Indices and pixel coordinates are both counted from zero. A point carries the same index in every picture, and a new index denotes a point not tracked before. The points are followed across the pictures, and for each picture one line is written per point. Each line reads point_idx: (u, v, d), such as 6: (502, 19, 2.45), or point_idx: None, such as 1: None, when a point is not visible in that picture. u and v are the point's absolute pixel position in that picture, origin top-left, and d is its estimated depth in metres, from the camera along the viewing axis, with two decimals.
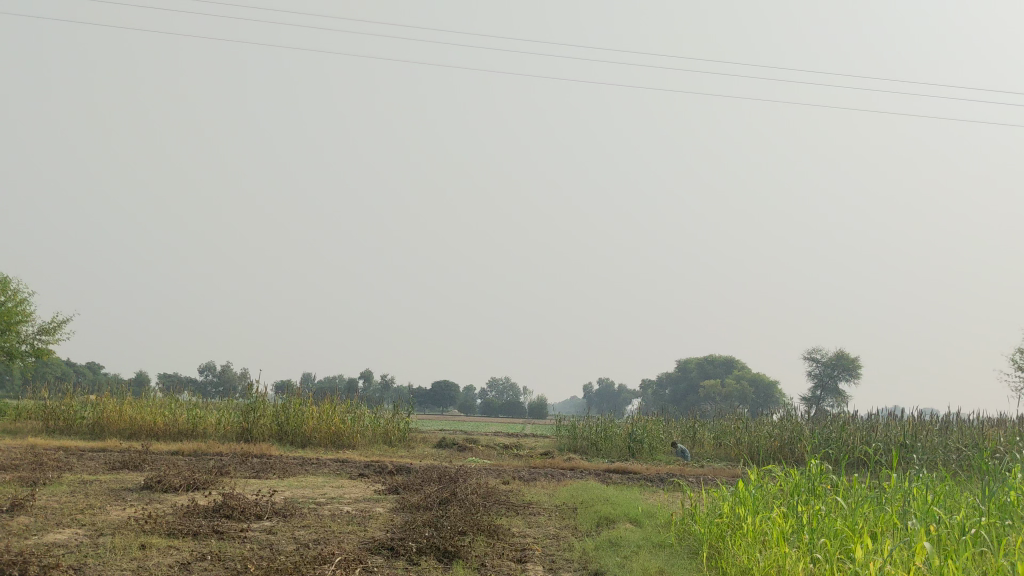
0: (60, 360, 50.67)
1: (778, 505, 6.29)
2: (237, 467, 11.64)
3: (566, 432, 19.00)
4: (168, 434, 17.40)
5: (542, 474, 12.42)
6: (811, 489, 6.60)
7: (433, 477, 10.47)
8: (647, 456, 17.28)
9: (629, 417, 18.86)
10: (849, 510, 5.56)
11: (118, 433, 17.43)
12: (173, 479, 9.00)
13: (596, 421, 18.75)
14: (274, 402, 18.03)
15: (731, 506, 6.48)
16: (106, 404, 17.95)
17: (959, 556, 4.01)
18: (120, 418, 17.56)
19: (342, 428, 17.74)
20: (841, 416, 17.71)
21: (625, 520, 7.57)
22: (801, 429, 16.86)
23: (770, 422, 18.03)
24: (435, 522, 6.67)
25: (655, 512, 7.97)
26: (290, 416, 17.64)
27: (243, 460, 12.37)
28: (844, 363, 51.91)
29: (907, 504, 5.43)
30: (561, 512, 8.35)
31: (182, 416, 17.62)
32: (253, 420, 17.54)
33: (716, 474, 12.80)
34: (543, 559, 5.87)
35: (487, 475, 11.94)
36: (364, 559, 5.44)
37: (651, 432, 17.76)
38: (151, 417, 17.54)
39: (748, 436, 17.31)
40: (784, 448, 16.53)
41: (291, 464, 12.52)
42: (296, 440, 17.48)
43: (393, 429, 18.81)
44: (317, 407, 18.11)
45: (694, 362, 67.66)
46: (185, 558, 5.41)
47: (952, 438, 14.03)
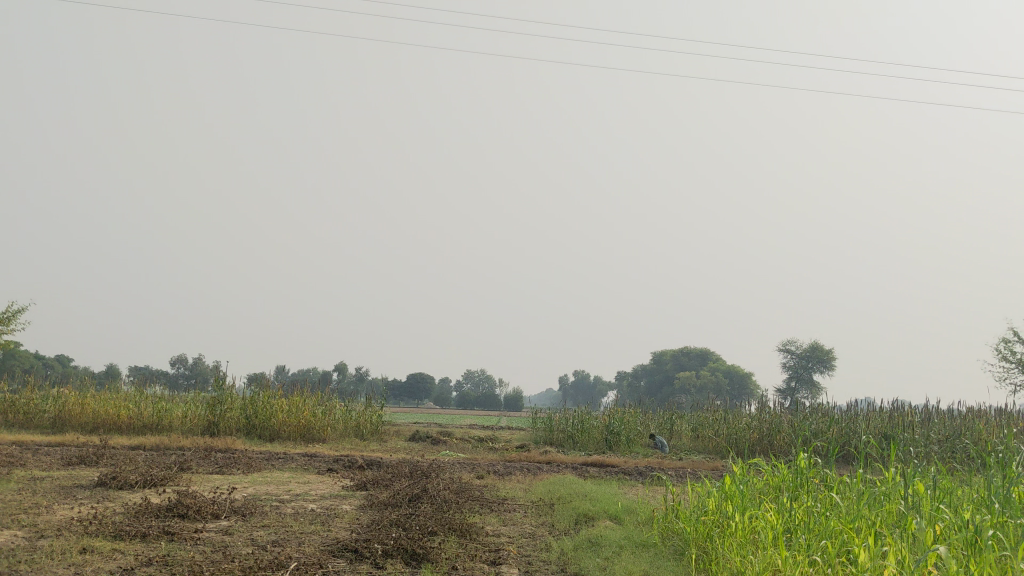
0: (26, 353, 49.67)
1: (768, 502, 5.93)
2: (200, 462, 11.18)
3: (542, 424, 18.64)
4: (132, 428, 16.87)
5: (517, 468, 12.04)
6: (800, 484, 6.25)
7: (403, 472, 10.05)
8: (624, 448, 16.95)
9: (605, 409, 18.54)
10: (845, 509, 5.21)
11: (80, 427, 16.89)
12: (130, 476, 8.54)
13: (573, 413, 18.41)
14: (242, 394, 17.54)
15: (718, 504, 6.12)
16: (67, 397, 17.39)
17: (974, 559, 3.67)
18: (82, 411, 17.02)
19: (312, 421, 17.28)
20: (821, 408, 17.44)
21: (605, 518, 7.18)
22: (780, 421, 16.59)
23: (749, 414, 17.75)
24: (404, 522, 6.26)
25: (636, 508, 7.60)
26: (258, 410, 17.15)
27: (207, 455, 11.90)
28: (818, 355, 51.90)
29: (906, 501, 5.10)
30: (538, 508, 7.97)
31: (146, 409, 17.08)
32: (220, 413, 17.02)
33: (695, 468, 12.47)
34: (518, 561, 5.47)
35: (459, 469, 11.54)
36: (324, 563, 5.02)
37: (628, 424, 17.44)
38: (114, 410, 17.01)
39: (726, 428, 17.03)
40: (763, 440, 16.25)
41: (257, 459, 12.06)
42: (265, 434, 17.01)
43: (365, 422, 18.38)
44: (286, 399, 17.65)
45: (670, 355, 67.52)
46: (128, 564, 4.96)
47: (935, 430, 13.78)
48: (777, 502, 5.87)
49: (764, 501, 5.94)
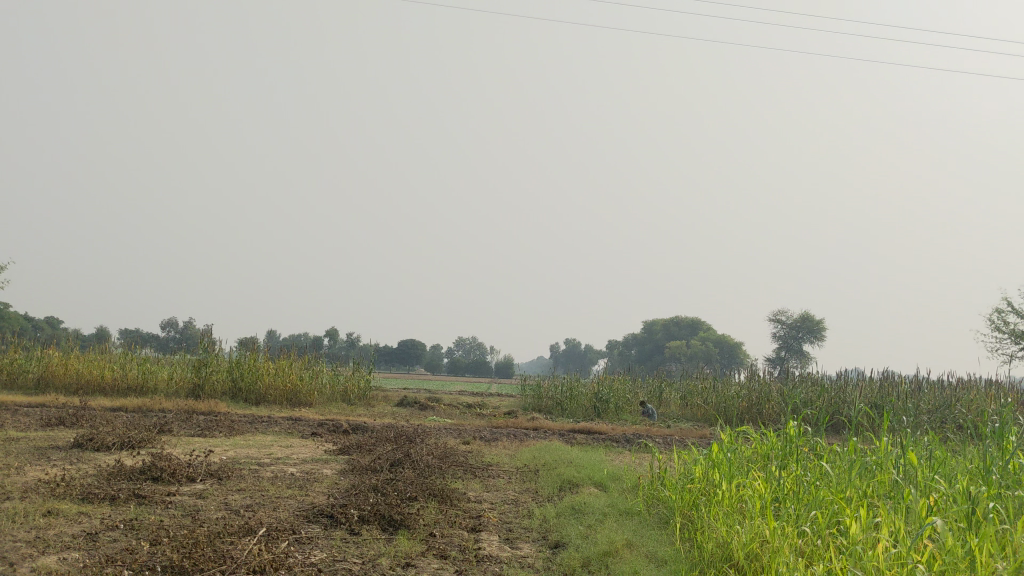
0: (16, 315, 49.37)
1: (757, 472, 5.78)
2: (181, 425, 11.01)
3: (531, 391, 18.53)
4: (117, 390, 16.68)
5: (504, 434, 11.88)
6: (790, 453, 6.09)
7: (387, 437, 9.88)
8: (613, 416, 16.82)
9: (595, 376, 18.41)
10: (837, 478, 5.05)
11: (64, 388, 16.70)
12: (107, 438, 8.36)
13: (562, 380, 18.29)
14: (227, 357, 17.34)
15: (706, 472, 5.95)
16: (51, 358, 17.20)
17: (972, 532, 3.49)
18: (66, 372, 16.82)
19: (299, 385, 17.12)
20: (811, 377, 17.33)
21: (590, 485, 7.01)
22: (770, 390, 16.47)
23: (740, 383, 17.63)
24: (384, 487, 6.09)
25: (622, 475, 7.45)
26: (244, 373, 16.96)
27: (188, 418, 11.70)
28: (809, 326, 51.89)
29: (899, 471, 4.93)
30: (522, 475, 7.81)
31: (130, 371, 16.89)
32: (205, 375, 16.81)
33: (684, 436, 12.32)
34: (499, 528, 5.30)
35: (445, 435, 11.38)
36: (297, 529, 4.84)
37: (618, 391, 17.31)
38: (98, 372, 16.81)
39: (716, 397, 16.91)
40: (752, 408, 16.15)
41: (240, 423, 11.87)
42: (250, 398, 16.84)
43: (353, 387, 18.23)
44: (273, 363, 17.46)
45: (662, 323, 67.51)
46: (93, 527, 4.77)
47: (925, 400, 13.67)
48: (765, 471, 5.71)
49: (754, 471, 5.78)
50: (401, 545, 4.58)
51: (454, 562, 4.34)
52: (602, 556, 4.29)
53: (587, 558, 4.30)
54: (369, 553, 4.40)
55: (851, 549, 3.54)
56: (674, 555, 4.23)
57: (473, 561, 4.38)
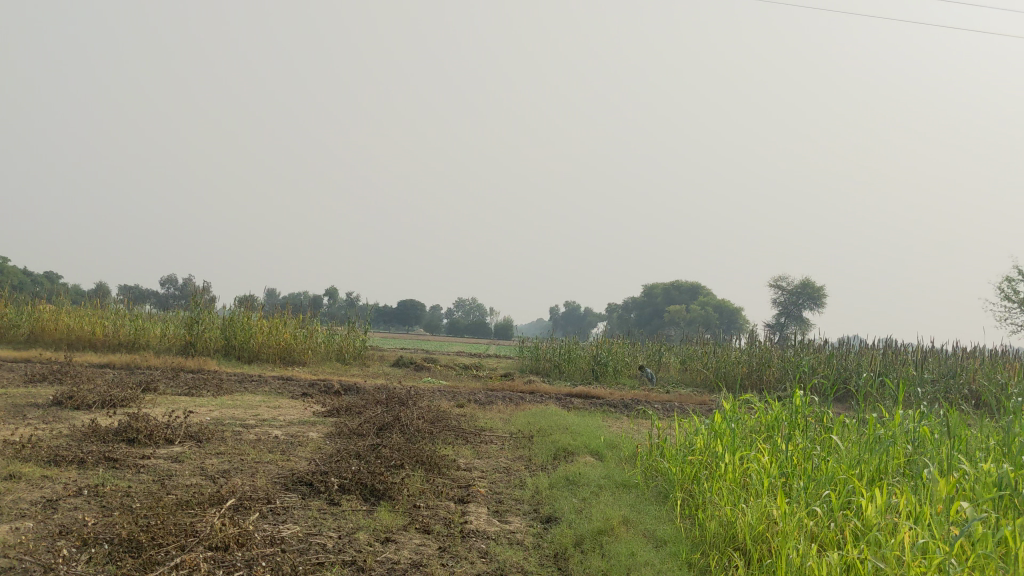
0: (15, 269, 49.04)
1: (763, 445, 5.48)
2: (167, 383, 10.73)
3: (529, 353, 18.30)
4: (108, 346, 16.40)
5: (499, 398, 11.61)
6: (795, 423, 5.79)
7: (378, 398, 9.59)
8: (611, 379, 16.57)
9: (593, 340, 18.16)
10: (849, 453, 4.75)
11: (54, 344, 16.42)
12: (87, 396, 8.07)
13: (560, 342, 18.05)
14: (221, 314, 17.05)
15: (708, 444, 5.66)
16: (41, 313, 16.89)
17: (1001, 517, 3.19)
18: (56, 327, 16.54)
19: (292, 343, 16.84)
20: (813, 344, 17.08)
21: (586, 454, 6.74)
22: (771, 355, 16.22)
23: (740, 348, 17.37)
24: (368, 454, 5.81)
25: (619, 443, 7.16)
26: (237, 330, 16.66)
27: (175, 376, 11.41)
28: (809, 292, 51.59)
29: (914, 447, 4.62)
30: (516, 441, 7.53)
31: (122, 326, 16.60)
32: (198, 333, 16.51)
33: (683, 402, 12.06)
34: (488, 499, 5.01)
35: (438, 397, 11.11)
36: (273, 499, 4.56)
37: (616, 354, 17.04)
38: (89, 327, 16.53)
39: (715, 361, 16.66)
40: (752, 373, 15.91)
41: (229, 381, 11.59)
42: (244, 356, 16.57)
43: (348, 346, 17.97)
44: (267, 321, 17.17)
45: (662, 288, 67.23)
46: (55, 493, 4.47)
47: (928, 369, 13.42)
48: (772, 444, 5.41)
49: (760, 444, 5.49)
50: (381, 517, 4.29)
51: (437, 538, 4.05)
52: (596, 535, 4.00)
53: (580, 537, 4.01)
54: (346, 526, 4.11)
55: (870, 535, 3.24)
56: (674, 534, 3.94)
57: (458, 537, 4.09)
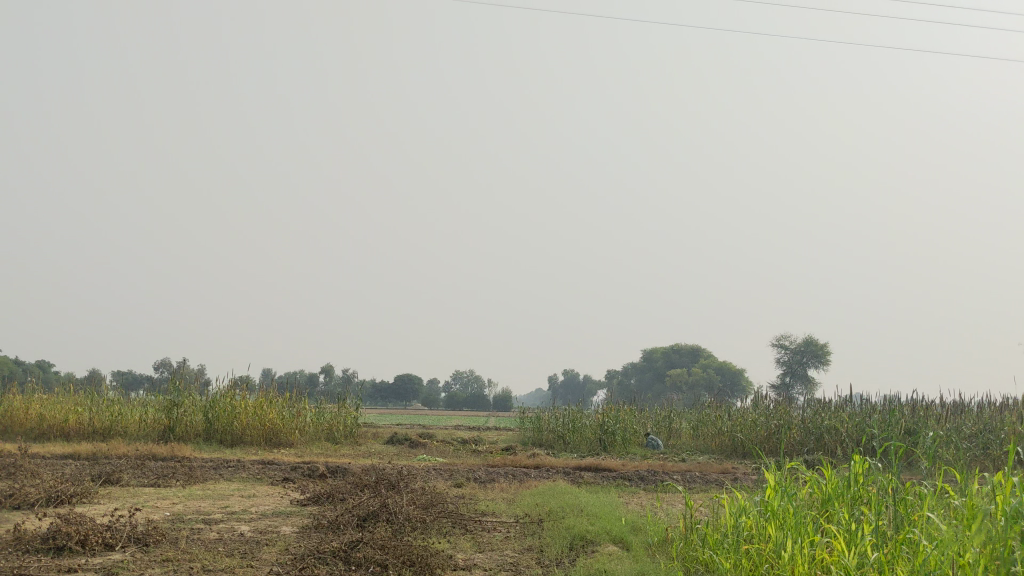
0: (5, 358, 47.94)
1: (832, 538, 4.50)
2: (133, 475, 9.64)
3: (530, 424, 17.23)
4: (82, 434, 15.30)
5: (501, 474, 10.55)
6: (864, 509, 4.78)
7: (366, 481, 8.51)
8: (620, 449, 15.46)
9: (599, 407, 17.06)
10: (958, 540, 3.78)
11: (24, 435, 15.32)
12: (30, 493, 7.01)
13: (563, 411, 16.98)
14: (202, 395, 15.98)
15: (765, 538, 4.66)
16: (11, 401, 15.80)
17: None
18: (27, 417, 15.45)
19: (278, 425, 15.72)
20: (833, 401, 15.98)
21: (608, 543, 5.69)
22: (790, 417, 15.13)
23: (756, 409, 16.24)
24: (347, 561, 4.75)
25: (647, 527, 6.12)
26: (220, 412, 15.58)
27: (140, 465, 10.31)
28: (813, 350, 50.64)
29: None
30: (524, 528, 6.46)
31: (96, 413, 15.52)
32: (177, 417, 15.48)
33: (705, 472, 10.94)
34: None
35: (433, 477, 10.03)
36: None
37: (625, 423, 15.93)
38: (62, 415, 15.43)
39: (731, 424, 15.58)
40: (772, 437, 14.83)
41: (202, 469, 10.49)
42: (227, 440, 15.45)
43: (339, 425, 16.88)
44: (252, 400, 16.07)
45: (661, 351, 66.15)
46: None
47: (966, 425, 12.34)
48: (845, 537, 4.43)
49: (833, 536, 4.51)
50: None
51: None
52: None
53: None
54: None
55: None
56: None
57: None
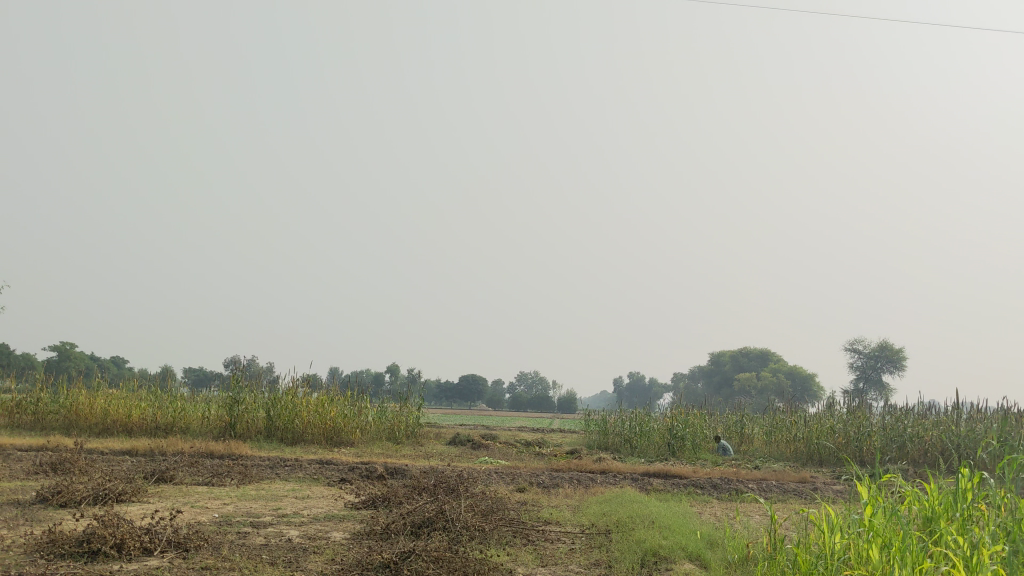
0: (80, 353, 49.09)
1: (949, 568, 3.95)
2: (188, 473, 9.40)
3: (596, 426, 16.74)
4: (144, 430, 15.25)
5: (566, 479, 10.08)
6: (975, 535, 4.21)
7: (424, 483, 8.11)
8: (690, 455, 14.85)
9: (667, 410, 16.48)
10: None
11: (89, 429, 15.32)
12: (78, 491, 6.77)
13: (630, 413, 16.45)
14: (265, 392, 15.81)
15: (867, 563, 4.12)
16: (76, 395, 15.84)
17: None
18: (92, 411, 15.46)
19: (340, 423, 15.47)
20: (916, 408, 15.12)
21: (683, 560, 5.20)
22: (871, 425, 14.35)
23: (833, 414, 15.48)
24: None
25: (724, 541, 5.61)
26: (282, 410, 15.38)
27: (195, 463, 10.08)
28: (888, 355, 49.15)
29: None
30: (590, 540, 5.99)
31: (160, 409, 15.45)
32: (239, 413, 15.30)
33: (782, 481, 10.33)
34: None
35: (495, 480, 9.62)
36: None
37: (694, 428, 15.32)
38: (125, 410, 15.40)
39: (807, 431, 14.86)
40: (851, 445, 14.07)
41: (258, 467, 10.22)
42: (288, 437, 15.26)
43: (401, 424, 16.58)
44: (313, 397, 15.85)
45: (729, 354, 64.91)
46: None
47: None
48: (965, 568, 3.88)
49: (950, 564, 3.95)
50: None
51: None
52: None
53: None
54: None
55: None
56: None
57: None
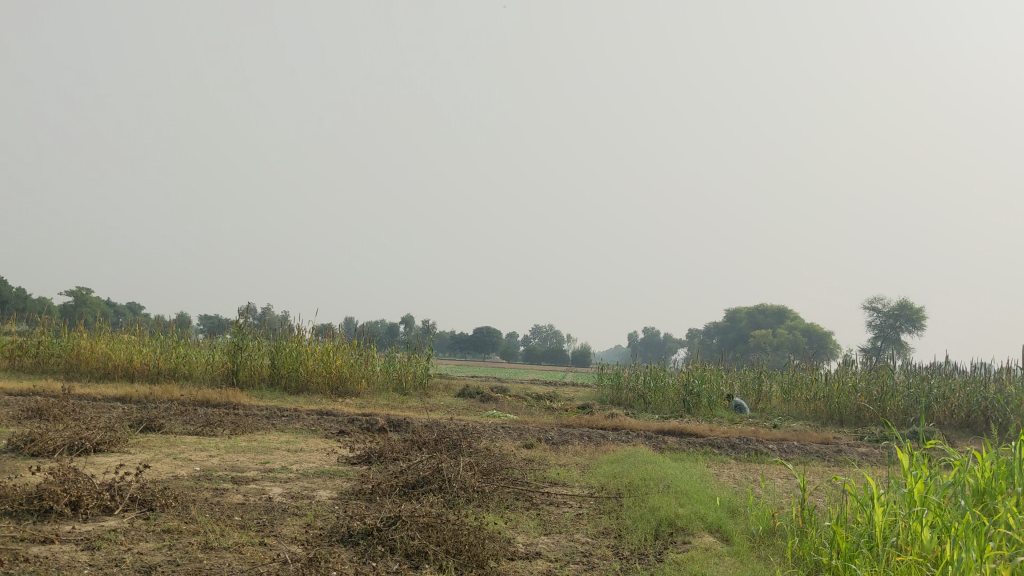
0: (98, 299, 49.05)
1: (1014, 553, 3.38)
2: (179, 422, 8.94)
3: (609, 381, 16.26)
4: (146, 376, 14.86)
5: (576, 435, 9.55)
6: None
7: (424, 438, 7.59)
8: (705, 412, 14.30)
9: (682, 365, 15.98)
10: None
11: (89, 374, 14.95)
12: (51, 440, 6.30)
13: (644, 368, 15.96)
14: (269, 339, 15.36)
15: (916, 544, 3.56)
16: (77, 338, 15.45)
17: None
18: (92, 354, 15.07)
19: (345, 372, 15.01)
20: (943, 368, 14.48)
21: (702, 531, 4.66)
22: (894, 384, 13.78)
23: (855, 372, 14.89)
24: (372, 556, 3.80)
25: (746, 510, 5.07)
26: (286, 358, 14.93)
27: (186, 411, 9.62)
28: (907, 314, 48.27)
29: None
30: (599, 505, 5.46)
31: (162, 355, 15.04)
32: (242, 360, 14.86)
33: (804, 441, 9.75)
34: None
35: (501, 436, 9.13)
36: None
37: (710, 384, 14.76)
38: (126, 355, 15.00)
39: (829, 390, 14.27)
40: (873, 405, 13.51)
41: (253, 417, 9.76)
42: (291, 386, 14.83)
43: (409, 375, 16.12)
44: (319, 345, 15.38)
45: (746, 311, 64.23)
46: None
47: None
48: None
49: (1021, 551, 3.37)
50: None
51: None
52: None
53: None
54: None
55: None
56: None
57: None
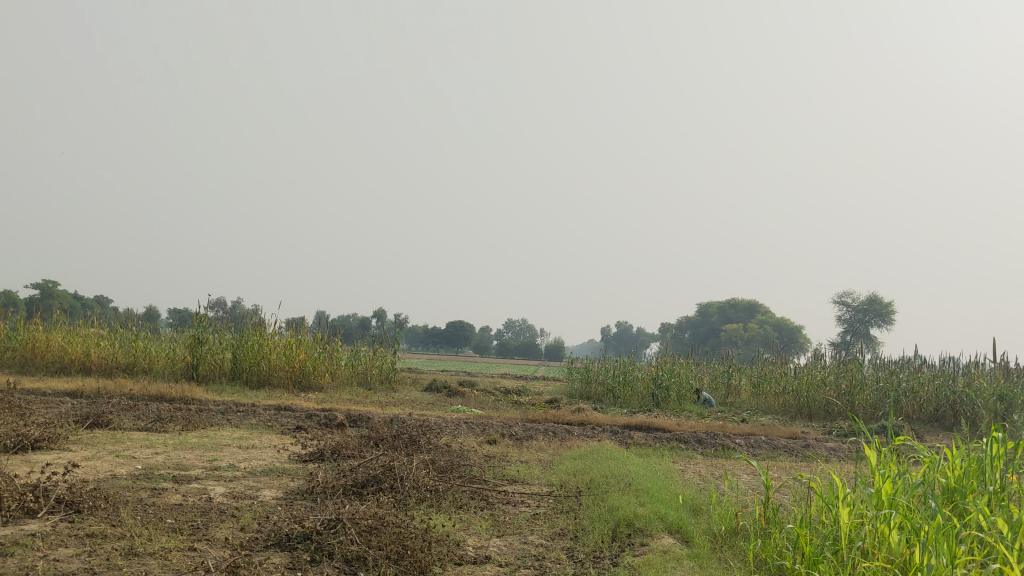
0: (65, 292, 48.25)
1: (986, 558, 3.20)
2: (129, 418, 8.62)
3: (578, 375, 16.07)
4: (103, 370, 14.47)
5: (541, 431, 9.33)
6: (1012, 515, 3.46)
7: (381, 434, 7.34)
8: (674, 406, 14.13)
9: (652, 359, 15.82)
10: None
11: (45, 368, 14.54)
12: None
13: (614, 362, 15.80)
14: (230, 332, 15.01)
15: (884, 547, 3.37)
16: (33, 331, 15.02)
17: None
18: (48, 348, 14.66)
19: (309, 366, 14.71)
20: (911, 362, 14.41)
21: (662, 532, 4.45)
22: (863, 378, 13.69)
23: (825, 367, 14.80)
24: (307, 562, 3.55)
25: (709, 509, 4.86)
26: (248, 352, 14.60)
27: (138, 406, 9.29)
28: (876, 308, 48.50)
29: None
30: (557, 504, 5.24)
31: (120, 348, 14.65)
32: (202, 354, 14.50)
33: (772, 436, 9.59)
34: None
35: (463, 431, 8.90)
36: None
37: (679, 378, 14.62)
38: (83, 348, 14.60)
39: (798, 384, 14.15)
40: (842, 399, 13.41)
41: (208, 413, 9.45)
42: (253, 380, 14.49)
43: (374, 369, 15.85)
44: (282, 338, 15.06)
45: (717, 306, 64.38)
46: None
47: None
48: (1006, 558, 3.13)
49: (994, 556, 3.19)
50: None
51: None
52: None
53: None
54: None
55: None
56: None
57: None
